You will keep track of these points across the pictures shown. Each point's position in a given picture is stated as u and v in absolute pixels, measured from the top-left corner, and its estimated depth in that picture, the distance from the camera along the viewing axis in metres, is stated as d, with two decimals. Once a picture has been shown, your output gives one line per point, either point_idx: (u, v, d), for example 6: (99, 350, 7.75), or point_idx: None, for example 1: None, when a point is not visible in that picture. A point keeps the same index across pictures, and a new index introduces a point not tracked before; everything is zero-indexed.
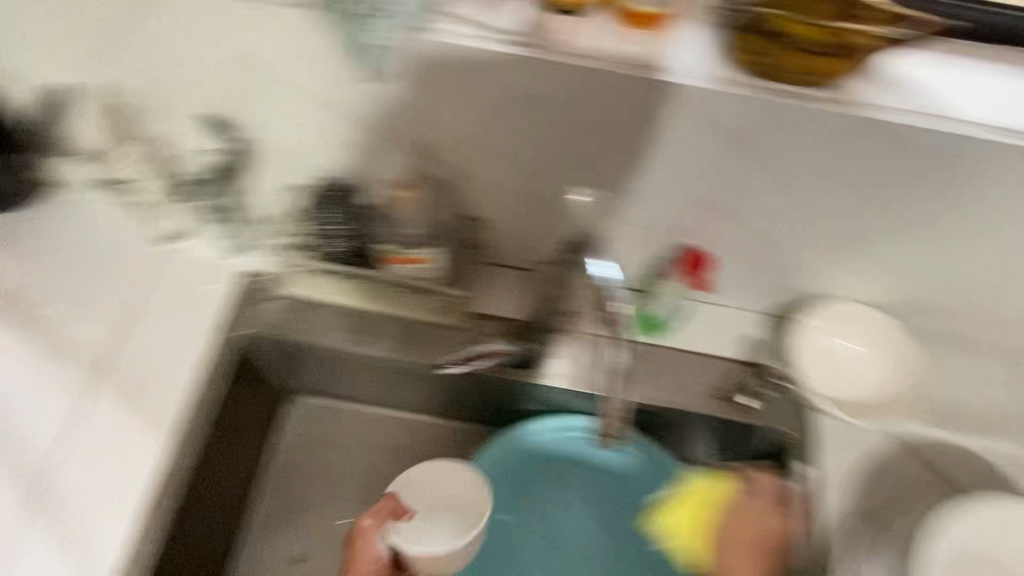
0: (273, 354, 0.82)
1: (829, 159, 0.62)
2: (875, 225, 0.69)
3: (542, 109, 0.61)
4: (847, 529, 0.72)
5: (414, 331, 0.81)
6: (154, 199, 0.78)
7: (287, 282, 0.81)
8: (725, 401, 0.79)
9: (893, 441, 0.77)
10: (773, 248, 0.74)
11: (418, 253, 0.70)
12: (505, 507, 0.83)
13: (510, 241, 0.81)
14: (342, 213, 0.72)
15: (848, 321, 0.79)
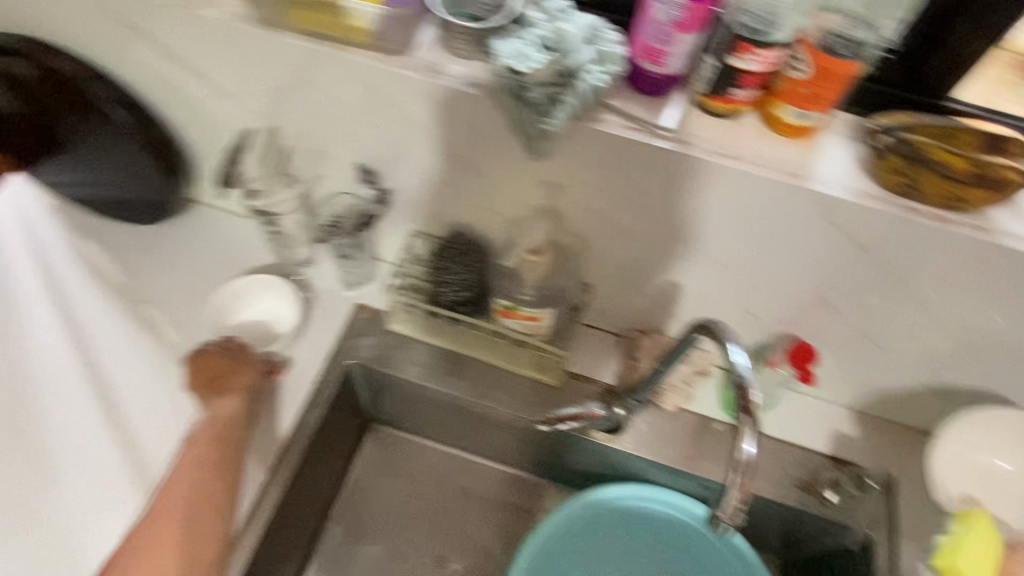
0: (376, 383, 0.88)
1: (959, 282, 0.62)
2: (995, 345, 0.68)
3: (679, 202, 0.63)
4: None
5: (510, 382, 0.85)
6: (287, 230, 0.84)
7: (396, 321, 0.86)
8: (808, 490, 0.79)
9: None
10: (879, 353, 0.75)
11: (533, 313, 0.72)
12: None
13: (613, 309, 0.84)
14: (460, 267, 0.74)
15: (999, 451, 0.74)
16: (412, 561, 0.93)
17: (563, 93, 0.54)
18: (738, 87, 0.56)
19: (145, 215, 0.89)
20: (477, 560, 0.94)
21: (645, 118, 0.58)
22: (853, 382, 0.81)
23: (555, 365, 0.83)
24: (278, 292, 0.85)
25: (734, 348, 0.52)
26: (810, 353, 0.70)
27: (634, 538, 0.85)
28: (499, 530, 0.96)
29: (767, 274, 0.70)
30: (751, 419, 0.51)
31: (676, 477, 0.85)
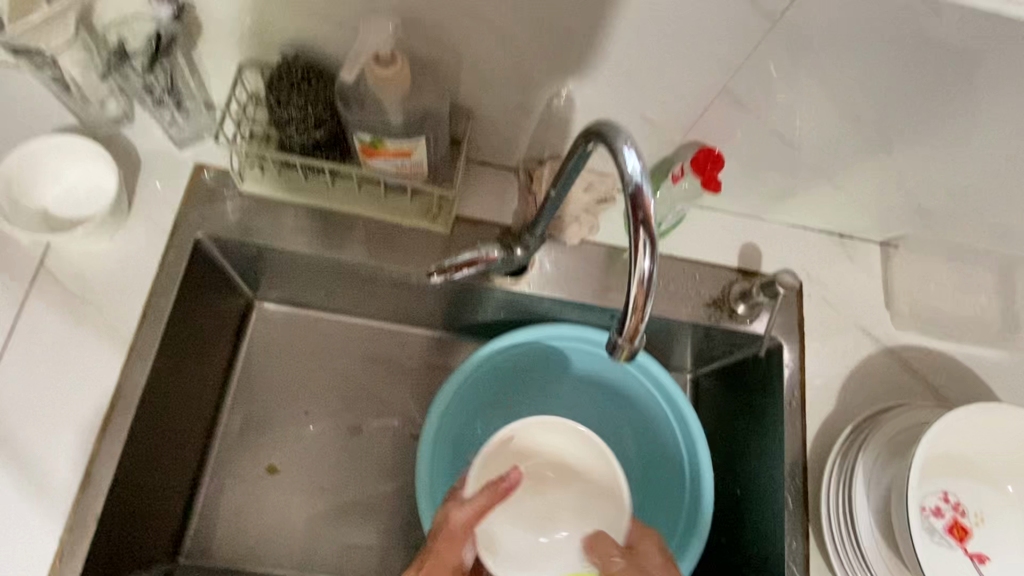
0: (242, 256, 0.77)
1: (869, 48, 0.55)
2: (902, 122, 0.63)
3: None
4: (846, 437, 0.71)
5: (394, 236, 0.74)
6: (79, 81, 0.65)
7: (247, 180, 0.72)
8: (718, 308, 0.77)
9: (881, 347, 0.78)
10: (785, 149, 0.69)
11: (401, 146, 0.59)
12: (481, 408, 0.85)
13: (500, 138, 0.73)
14: (305, 99, 0.61)
15: (559, 499, 0.76)
16: (323, 437, 0.87)
17: None
18: None
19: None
20: (392, 424, 0.89)
21: None
22: (760, 189, 0.76)
23: (444, 210, 0.74)
24: (90, 150, 0.67)
25: (626, 151, 0.42)
26: (718, 158, 0.63)
27: (541, 366, 0.87)
28: (412, 392, 0.91)
29: (662, 68, 0.60)
30: (646, 235, 0.42)
31: (587, 312, 0.81)
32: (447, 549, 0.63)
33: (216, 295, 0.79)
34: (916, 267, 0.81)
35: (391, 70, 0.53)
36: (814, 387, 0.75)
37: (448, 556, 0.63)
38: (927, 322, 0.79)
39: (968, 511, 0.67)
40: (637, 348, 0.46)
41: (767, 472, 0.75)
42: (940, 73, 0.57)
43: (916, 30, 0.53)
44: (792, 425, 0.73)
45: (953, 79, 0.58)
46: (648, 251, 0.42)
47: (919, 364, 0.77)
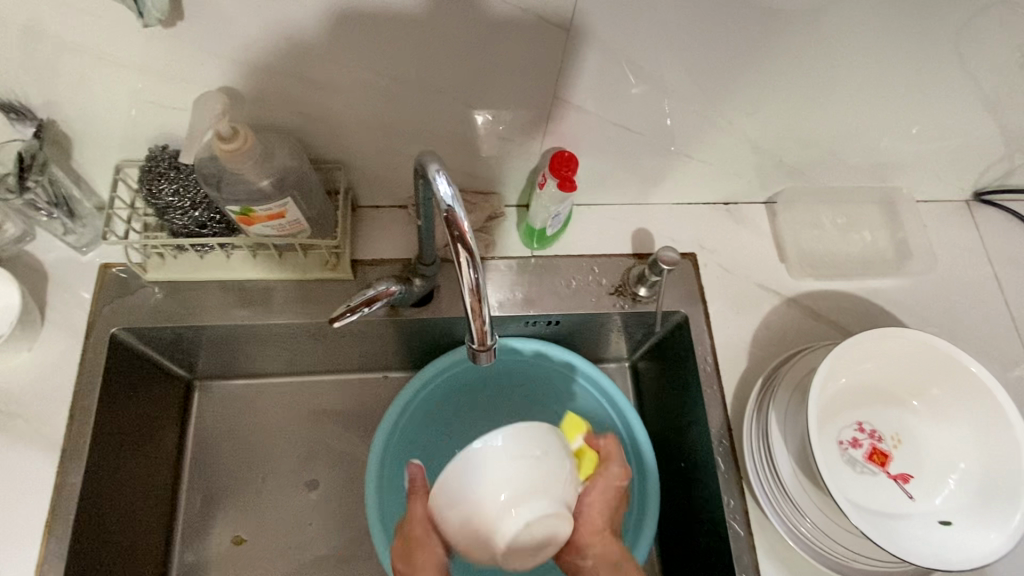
0: (164, 341, 0.79)
1: (669, 38, 0.61)
2: (729, 90, 0.69)
3: (364, 31, 0.57)
4: (758, 391, 0.74)
5: (301, 291, 0.78)
6: None
7: (150, 271, 0.74)
8: (621, 294, 0.80)
9: (783, 298, 0.82)
10: (639, 137, 0.74)
11: (271, 211, 0.63)
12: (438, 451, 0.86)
13: (381, 181, 0.77)
14: (176, 185, 0.66)
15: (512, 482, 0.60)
16: (282, 498, 0.89)
17: None
18: None
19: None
20: (349, 472, 0.91)
21: None
22: (635, 177, 0.81)
23: (341, 259, 0.77)
24: (1, 276, 0.70)
25: (439, 177, 0.47)
26: (571, 159, 0.67)
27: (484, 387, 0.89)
28: (362, 436, 0.93)
29: (496, 88, 0.65)
30: (465, 250, 0.47)
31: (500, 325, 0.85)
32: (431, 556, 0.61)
33: (149, 382, 0.82)
34: (799, 217, 0.86)
35: (234, 143, 0.57)
36: (725, 349, 0.78)
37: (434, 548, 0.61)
38: (821, 266, 0.83)
39: (885, 436, 0.70)
40: (490, 346, 0.54)
41: (698, 439, 0.78)
42: (743, 44, 0.63)
43: (700, 14, 0.58)
44: (709, 389, 0.76)
45: (756, 47, 0.63)
46: (470, 261, 0.47)
47: (822, 307, 0.81)
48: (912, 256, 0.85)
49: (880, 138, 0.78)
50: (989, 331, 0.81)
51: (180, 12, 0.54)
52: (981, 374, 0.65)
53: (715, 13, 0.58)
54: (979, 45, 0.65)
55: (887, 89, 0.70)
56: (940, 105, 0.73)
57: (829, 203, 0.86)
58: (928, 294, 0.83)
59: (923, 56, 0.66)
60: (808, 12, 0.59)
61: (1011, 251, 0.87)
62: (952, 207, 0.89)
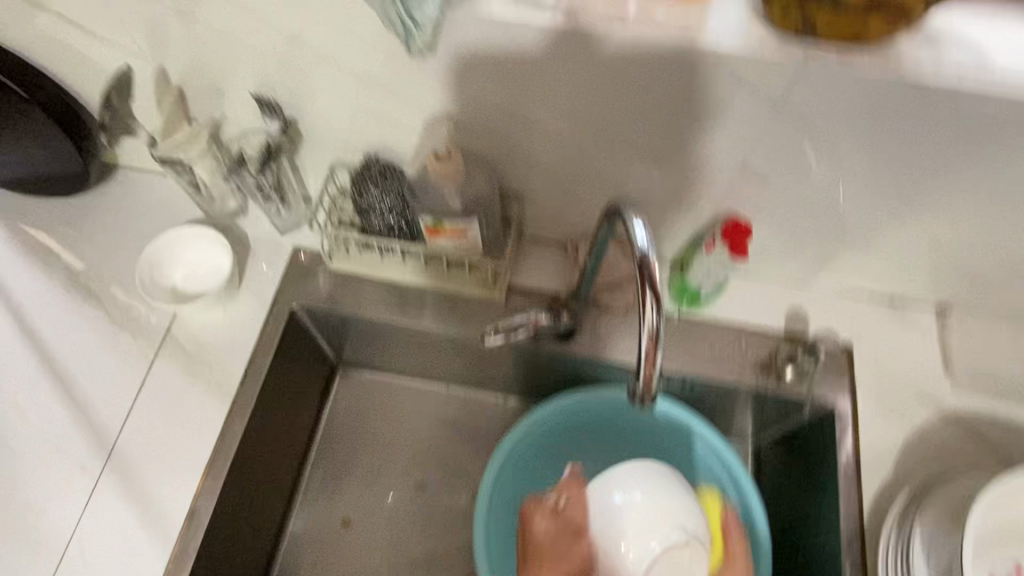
0: (328, 325, 0.88)
1: (878, 131, 0.61)
2: (926, 189, 0.67)
3: (583, 84, 0.61)
4: (903, 504, 0.70)
5: (456, 304, 0.83)
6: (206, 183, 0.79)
7: (335, 259, 0.84)
8: (767, 371, 0.79)
9: (942, 411, 0.76)
10: (816, 220, 0.74)
11: (458, 226, 0.69)
12: (542, 474, 0.88)
13: (549, 217, 0.81)
14: (382, 191, 0.74)
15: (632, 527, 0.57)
16: (393, 492, 0.94)
17: None
18: None
19: (79, 175, 0.83)
20: (457, 482, 0.95)
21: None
22: (799, 257, 0.80)
23: (498, 280, 0.81)
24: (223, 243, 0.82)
25: (636, 224, 0.51)
26: (747, 229, 0.69)
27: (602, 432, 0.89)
28: (474, 451, 0.97)
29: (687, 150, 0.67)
30: (652, 294, 0.49)
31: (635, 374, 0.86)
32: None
33: (305, 358, 0.90)
34: (970, 330, 0.81)
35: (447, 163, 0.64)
36: (869, 451, 0.74)
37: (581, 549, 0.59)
38: (990, 387, 0.77)
39: None
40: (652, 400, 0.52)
41: (824, 537, 0.74)
42: (960, 144, 0.61)
43: (918, 113, 0.58)
44: (846, 490, 0.72)
45: (968, 153, 0.61)
46: (654, 302, 0.49)
47: (985, 430, 0.75)
48: None
49: None
50: None
51: (434, 43, 0.60)
52: None
53: (934, 114, 0.58)
54: None
55: None
56: None
57: (1006, 321, 0.81)
58: None
59: None
60: None
61: None
62: None
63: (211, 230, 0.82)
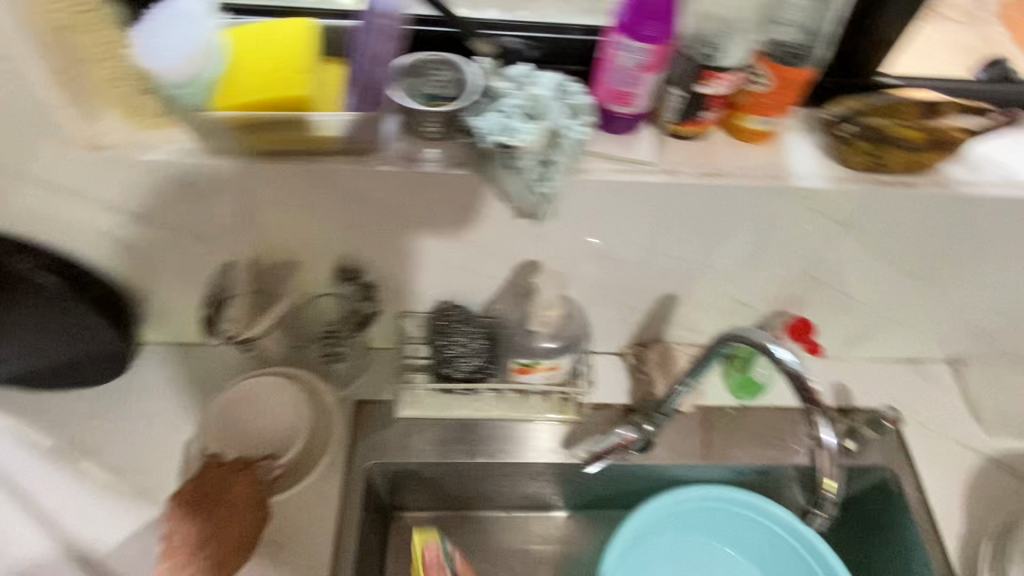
0: (398, 474, 0.82)
1: (916, 236, 0.68)
2: (944, 271, 0.74)
3: (675, 225, 0.64)
4: (987, 555, 0.76)
5: (532, 432, 0.82)
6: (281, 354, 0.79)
7: (403, 407, 0.80)
8: (828, 447, 0.85)
9: (986, 459, 0.85)
10: (856, 307, 0.80)
11: (553, 364, 0.71)
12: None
13: (606, 335, 0.85)
14: (466, 339, 0.73)
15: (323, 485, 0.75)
16: None
17: (553, 155, 0.55)
18: (706, 110, 0.58)
19: (111, 367, 0.76)
20: None
21: (625, 155, 0.60)
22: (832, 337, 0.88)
23: (571, 403, 0.83)
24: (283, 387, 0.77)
25: None
26: (808, 325, 0.75)
27: (677, 531, 0.88)
28: None
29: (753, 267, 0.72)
30: None
31: (709, 471, 0.86)
32: (186, 531, 0.66)
33: (372, 514, 0.81)
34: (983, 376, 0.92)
35: None
36: (938, 505, 0.82)
37: (245, 511, 0.68)
38: None
39: None
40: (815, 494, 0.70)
41: None
42: (976, 248, 0.71)
43: (947, 223, 0.66)
44: (931, 549, 0.78)
45: (986, 246, 0.71)
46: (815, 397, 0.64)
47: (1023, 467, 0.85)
48: None
49: None
50: None
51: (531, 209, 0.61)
52: None
53: (958, 221, 0.66)
54: None
55: None
56: None
57: None
58: None
59: None
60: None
61: None
62: None
63: (310, 380, 0.79)
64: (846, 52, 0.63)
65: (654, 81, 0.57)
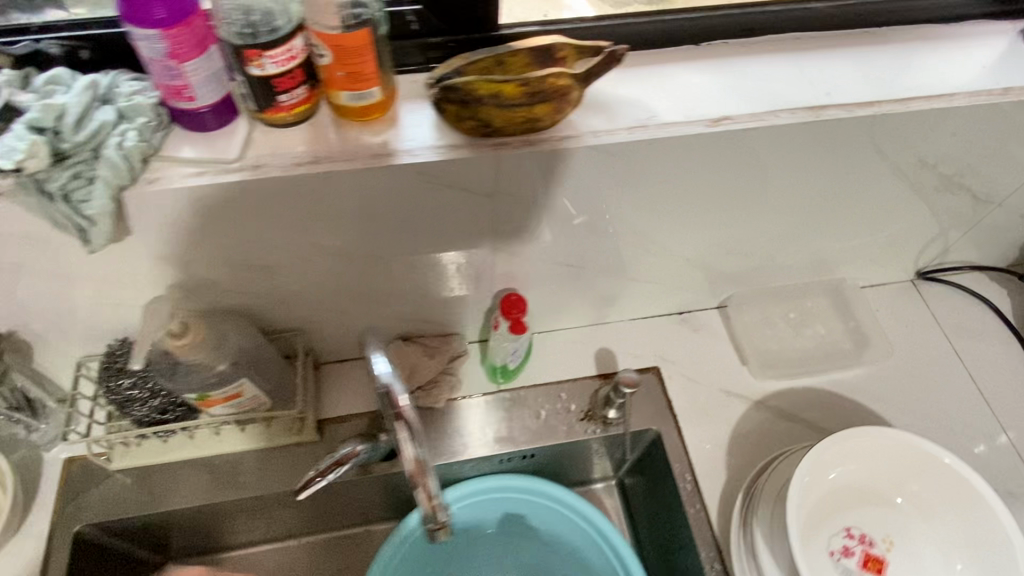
0: (131, 529, 0.75)
1: (591, 191, 0.61)
2: (655, 222, 0.67)
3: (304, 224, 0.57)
4: (741, 509, 0.73)
5: (268, 458, 0.75)
6: None
7: (114, 459, 0.73)
8: (591, 419, 0.81)
9: (754, 404, 0.83)
10: (582, 269, 0.75)
11: (228, 393, 0.64)
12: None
13: (337, 342, 0.78)
14: (136, 379, 0.68)
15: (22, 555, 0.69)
16: None
17: (95, 172, 0.50)
18: (283, 93, 0.51)
19: None
20: None
21: (210, 157, 0.52)
22: (584, 303, 0.83)
23: (305, 422, 0.75)
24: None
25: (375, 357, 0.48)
26: (520, 302, 0.70)
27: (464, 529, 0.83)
28: None
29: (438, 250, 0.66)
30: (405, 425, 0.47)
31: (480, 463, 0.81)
32: None
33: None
34: (754, 317, 0.89)
35: (184, 339, 0.58)
36: (702, 461, 0.79)
37: None
38: (776, 362, 0.86)
39: (876, 539, 0.68)
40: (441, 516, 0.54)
41: (689, 559, 0.75)
42: (672, 195, 0.63)
43: (615, 170, 0.58)
44: (692, 510, 0.75)
45: (681, 190, 0.62)
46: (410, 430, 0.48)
47: (791, 407, 0.82)
48: (870, 344, 0.88)
49: (819, 242, 0.81)
50: (957, 411, 0.83)
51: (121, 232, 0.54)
52: (952, 463, 0.65)
53: (628, 165, 0.58)
54: (919, 134, 0.62)
55: (814, 208, 0.73)
56: (864, 215, 0.77)
57: (778, 300, 0.90)
58: (890, 380, 0.85)
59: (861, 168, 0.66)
60: (707, 159, 0.59)
61: (961, 323, 0.90)
62: (896, 288, 0.93)
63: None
64: (442, 11, 0.55)
65: (218, 60, 0.49)
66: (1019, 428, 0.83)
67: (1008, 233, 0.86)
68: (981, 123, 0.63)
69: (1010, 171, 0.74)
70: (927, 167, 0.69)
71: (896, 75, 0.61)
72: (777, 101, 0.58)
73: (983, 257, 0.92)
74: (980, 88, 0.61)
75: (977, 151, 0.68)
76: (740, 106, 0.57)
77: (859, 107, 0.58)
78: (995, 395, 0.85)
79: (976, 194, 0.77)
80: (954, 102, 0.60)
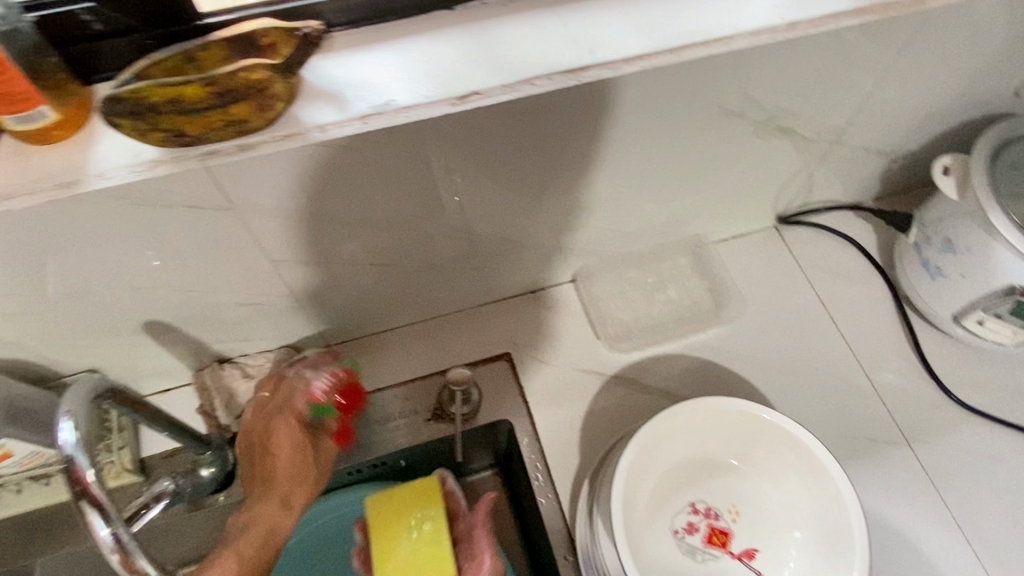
0: None
1: (352, 187, 0.55)
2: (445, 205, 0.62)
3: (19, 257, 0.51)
4: (586, 498, 0.69)
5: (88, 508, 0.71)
6: None
7: None
8: (441, 418, 0.76)
9: (608, 379, 0.79)
10: (395, 265, 0.70)
11: None
12: None
13: (148, 372, 0.72)
14: None
15: None
16: None
17: None
18: None
19: None
20: None
21: None
22: (420, 297, 0.78)
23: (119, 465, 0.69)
24: None
25: (59, 423, 0.41)
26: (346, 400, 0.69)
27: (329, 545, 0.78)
28: None
29: (210, 269, 0.60)
30: (91, 505, 0.40)
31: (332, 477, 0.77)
32: None
33: None
34: (608, 288, 0.85)
35: None
36: (554, 447, 0.75)
37: None
38: (630, 334, 0.82)
39: (721, 512, 0.66)
40: None
41: (546, 550, 0.72)
42: (450, 177, 0.58)
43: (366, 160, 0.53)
44: (542, 500, 0.72)
45: (456, 170, 0.58)
46: (100, 513, 0.40)
47: (647, 378, 0.79)
48: (729, 302, 0.84)
49: (657, 206, 0.76)
50: (818, 359, 0.80)
51: None
52: (774, 419, 0.61)
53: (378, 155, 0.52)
54: (704, 85, 0.58)
55: (630, 173, 0.68)
56: (694, 172, 0.72)
57: (632, 266, 0.86)
58: (749, 335, 0.82)
59: (656, 124, 0.61)
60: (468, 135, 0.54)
61: (826, 266, 0.87)
62: (758, 238, 0.89)
63: None
64: (116, 2, 0.47)
65: None
66: (882, 369, 0.80)
67: (859, 169, 0.82)
68: (774, 64, 0.59)
69: (835, 108, 0.69)
70: (734, 117, 0.64)
71: (667, 24, 0.55)
72: (533, 68, 0.52)
73: (843, 196, 0.88)
74: (765, 28, 0.56)
75: (785, 92, 0.63)
76: (490, 78, 0.52)
77: (624, 65, 0.53)
78: (858, 338, 0.82)
79: (808, 135, 0.72)
80: (733, 48, 0.55)
